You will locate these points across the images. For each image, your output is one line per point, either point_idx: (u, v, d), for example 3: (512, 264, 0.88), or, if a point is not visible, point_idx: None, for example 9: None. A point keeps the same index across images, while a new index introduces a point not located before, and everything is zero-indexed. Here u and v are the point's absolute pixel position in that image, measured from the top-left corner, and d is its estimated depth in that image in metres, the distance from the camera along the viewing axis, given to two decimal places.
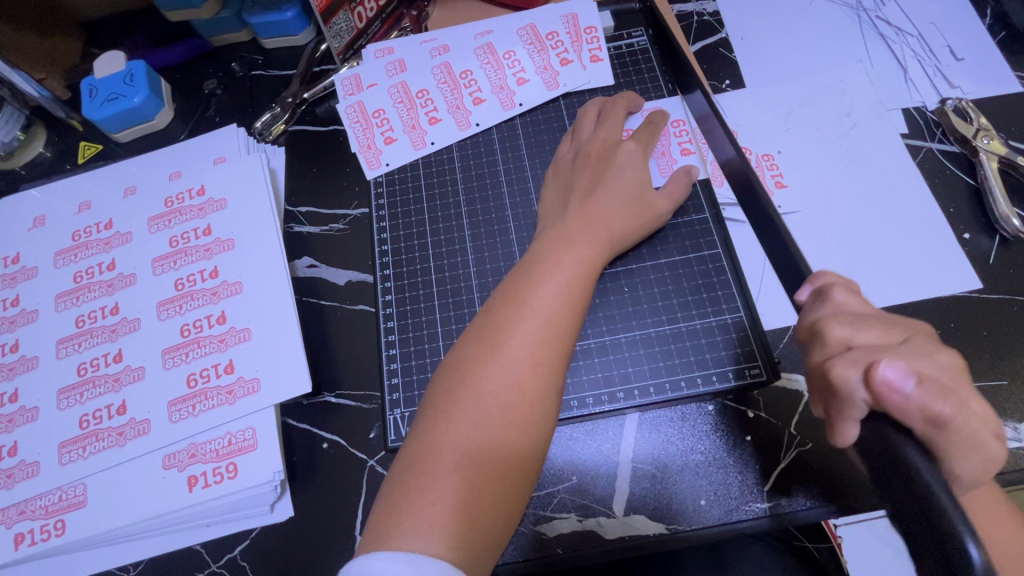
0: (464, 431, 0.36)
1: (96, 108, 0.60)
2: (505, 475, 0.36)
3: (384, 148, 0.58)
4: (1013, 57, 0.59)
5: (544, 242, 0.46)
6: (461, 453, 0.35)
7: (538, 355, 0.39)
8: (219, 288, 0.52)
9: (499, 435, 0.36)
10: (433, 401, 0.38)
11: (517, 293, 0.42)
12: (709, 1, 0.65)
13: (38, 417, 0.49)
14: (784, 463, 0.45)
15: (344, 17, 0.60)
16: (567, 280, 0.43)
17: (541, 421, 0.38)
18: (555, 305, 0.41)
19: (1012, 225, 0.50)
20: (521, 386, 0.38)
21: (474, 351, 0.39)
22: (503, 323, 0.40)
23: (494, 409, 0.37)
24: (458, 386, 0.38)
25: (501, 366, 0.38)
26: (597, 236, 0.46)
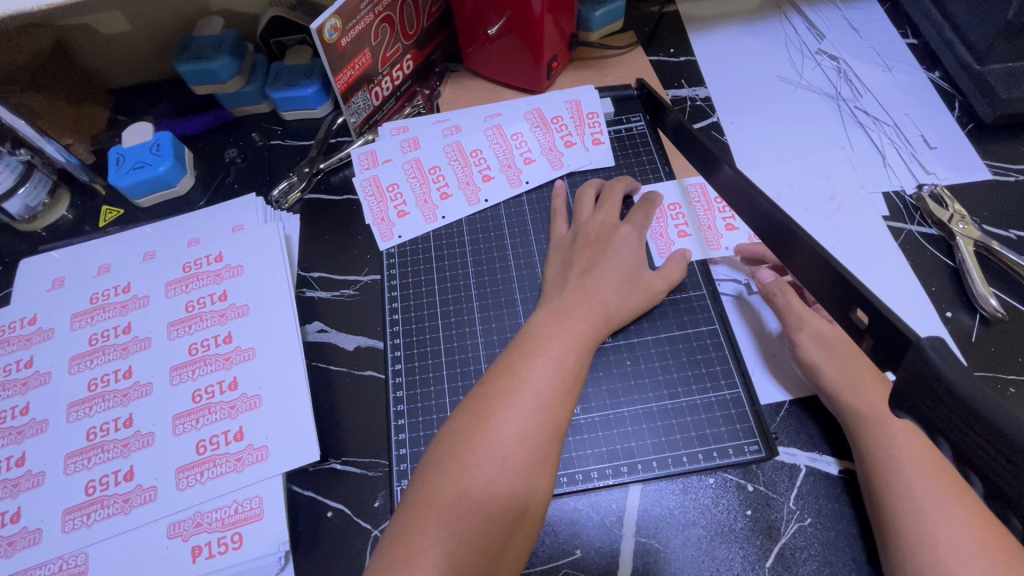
0: (450, 504, 0.37)
1: (123, 175, 0.63)
2: (489, 552, 0.36)
3: (396, 221, 0.62)
4: (981, 147, 0.64)
5: (538, 317, 0.49)
6: (446, 525, 0.36)
7: (528, 431, 0.40)
8: (232, 354, 0.54)
9: (485, 510, 0.37)
10: (424, 472, 0.39)
11: (510, 367, 0.44)
12: (701, 88, 0.71)
13: (43, 483, 0.49)
14: (785, 539, 0.45)
15: (363, 97, 0.65)
16: (558, 357, 0.45)
17: (529, 499, 0.39)
18: (547, 382, 0.43)
19: (990, 306, 0.53)
20: (508, 460, 0.39)
21: (466, 422, 0.41)
22: (497, 396, 0.42)
23: (479, 483, 0.38)
24: (448, 457, 0.39)
25: (491, 438, 0.40)
26: (592, 311, 0.49)
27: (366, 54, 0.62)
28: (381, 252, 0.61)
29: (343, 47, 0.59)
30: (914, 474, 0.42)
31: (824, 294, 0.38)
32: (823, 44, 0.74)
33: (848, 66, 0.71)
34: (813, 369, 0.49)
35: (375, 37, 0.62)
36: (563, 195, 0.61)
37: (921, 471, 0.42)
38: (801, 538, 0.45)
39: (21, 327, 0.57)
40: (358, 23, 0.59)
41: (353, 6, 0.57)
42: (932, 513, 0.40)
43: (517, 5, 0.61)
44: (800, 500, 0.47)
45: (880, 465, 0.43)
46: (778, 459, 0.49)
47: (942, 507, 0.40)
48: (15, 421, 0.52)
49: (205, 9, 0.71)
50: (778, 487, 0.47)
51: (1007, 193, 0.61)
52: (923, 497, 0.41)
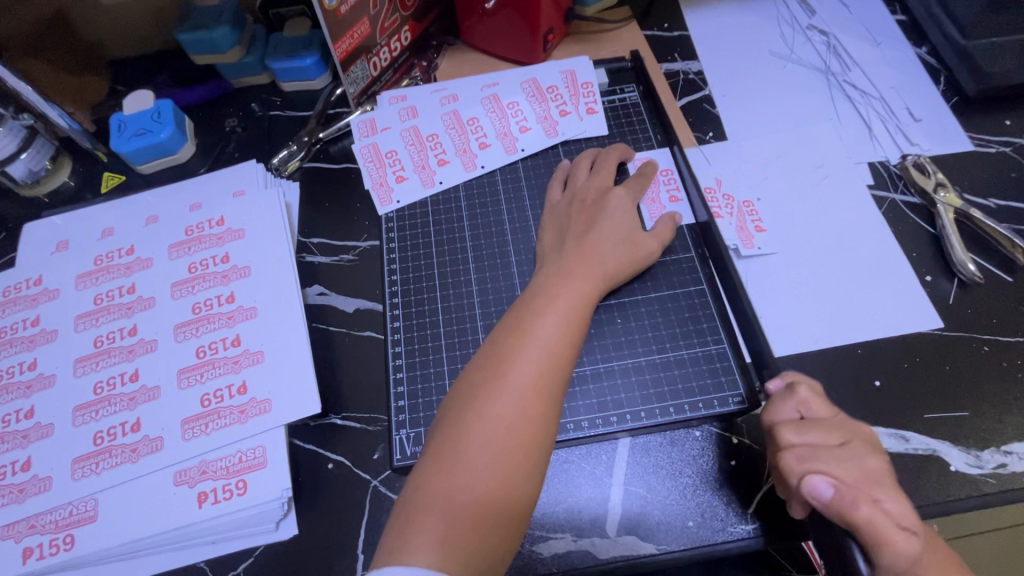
0: (472, 451, 0.39)
1: (125, 141, 0.64)
2: (510, 493, 0.39)
3: (395, 186, 0.63)
4: (965, 120, 0.66)
5: (541, 278, 0.50)
6: (468, 474, 0.39)
7: (541, 381, 0.42)
8: (235, 313, 0.55)
9: (505, 458, 0.39)
10: (443, 424, 0.41)
11: (520, 323, 0.45)
12: (694, 61, 0.72)
13: (52, 434, 0.50)
14: (766, 486, 0.48)
15: (361, 66, 0.66)
16: (565, 312, 0.46)
17: (544, 443, 0.41)
18: (553, 334, 0.45)
19: (968, 270, 0.55)
20: (523, 409, 0.41)
21: (482, 377, 0.42)
22: (509, 351, 0.43)
23: (499, 433, 0.40)
24: (466, 407, 0.41)
25: (507, 393, 0.41)
26: (592, 271, 0.50)
27: (365, 23, 0.63)
28: (381, 216, 0.62)
29: (342, 14, 0.60)
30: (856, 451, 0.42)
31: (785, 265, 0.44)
32: (814, 19, 0.75)
33: (838, 41, 0.73)
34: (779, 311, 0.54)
35: (374, 6, 0.63)
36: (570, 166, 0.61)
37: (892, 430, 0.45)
38: None
39: (27, 287, 0.58)
40: None
41: None
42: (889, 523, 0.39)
43: None
44: None
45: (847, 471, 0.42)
46: (759, 411, 0.51)
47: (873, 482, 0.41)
48: (23, 376, 0.53)
49: None
50: (761, 439, 0.50)
51: (988, 164, 0.62)
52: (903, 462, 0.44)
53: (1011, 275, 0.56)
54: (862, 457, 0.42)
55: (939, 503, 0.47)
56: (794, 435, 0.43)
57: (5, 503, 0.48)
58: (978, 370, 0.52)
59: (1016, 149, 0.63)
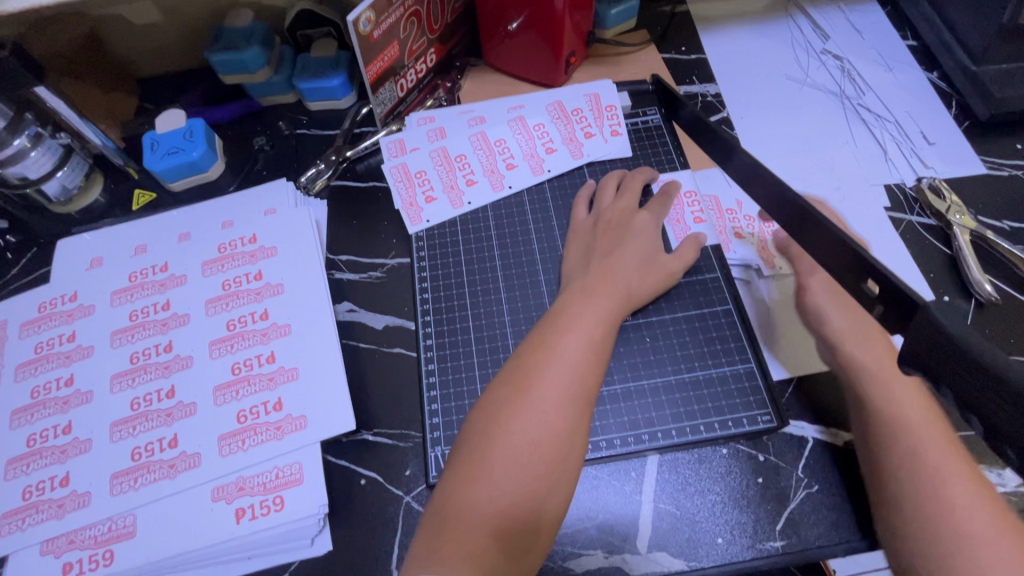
0: (497, 464, 0.40)
1: (158, 160, 0.66)
2: (534, 507, 0.40)
3: (424, 205, 0.64)
4: (977, 144, 0.68)
5: (567, 296, 0.51)
6: (494, 486, 0.40)
7: (567, 398, 0.43)
8: (269, 329, 0.56)
9: (530, 472, 0.40)
10: (470, 436, 0.43)
11: (545, 340, 0.46)
12: (712, 84, 0.74)
13: (90, 449, 0.51)
14: (794, 504, 0.49)
15: (389, 88, 0.67)
16: (589, 330, 0.47)
17: (569, 457, 0.42)
18: (579, 352, 0.45)
19: (985, 291, 0.57)
20: (548, 424, 0.42)
21: (507, 392, 0.43)
22: (534, 367, 0.44)
23: (524, 447, 0.41)
24: (493, 423, 0.42)
25: (532, 408, 0.42)
26: (616, 289, 0.51)
27: (395, 47, 0.65)
28: (412, 235, 0.64)
29: (374, 39, 0.61)
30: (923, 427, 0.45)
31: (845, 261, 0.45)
32: (828, 44, 0.77)
33: (852, 65, 0.75)
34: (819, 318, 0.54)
35: (404, 30, 0.65)
36: (593, 188, 0.63)
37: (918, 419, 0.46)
38: (808, 502, 0.49)
39: (62, 304, 0.59)
40: (389, 16, 0.61)
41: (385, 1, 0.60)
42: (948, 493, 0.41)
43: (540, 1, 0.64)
44: (808, 468, 0.50)
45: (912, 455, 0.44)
46: (787, 430, 0.52)
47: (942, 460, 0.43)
48: (60, 392, 0.54)
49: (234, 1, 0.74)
50: (788, 457, 0.51)
51: (1000, 187, 0.64)
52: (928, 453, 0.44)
53: None
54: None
55: None
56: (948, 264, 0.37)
57: (44, 518, 0.48)
58: None
59: None
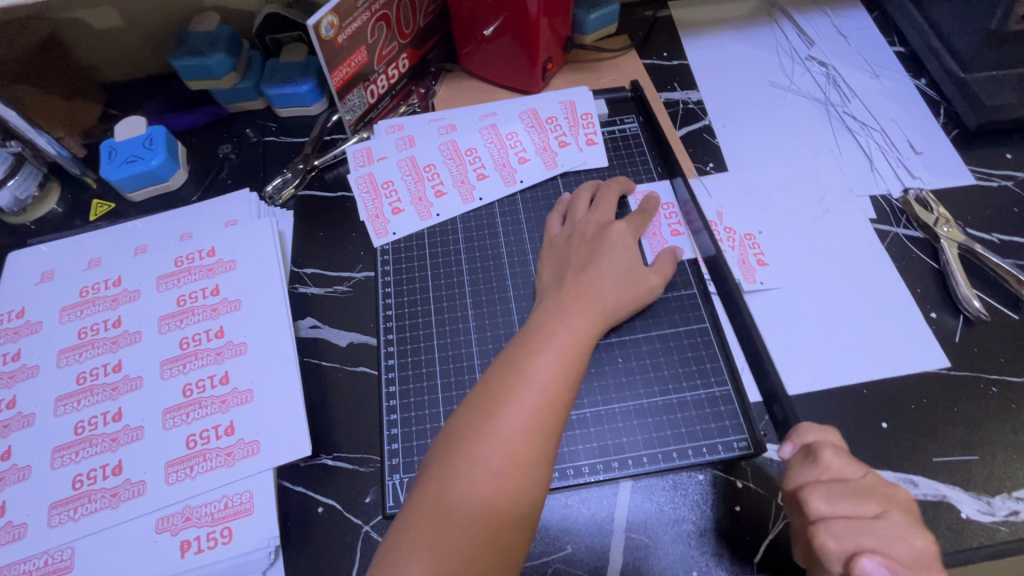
0: (458, 497, 0.38)
1: (115, 169, 0.63)
2: (496, 544, 0.37)
3: (391, 218, 0.62)
4: (966, 153, 0.66)
5: (539, 315, 0.48)
6: (453, 521, 0.37)
7: (534, 425, 0.40)
8: (224, 348, 0.54)
9: (493, 505, 0.38)
10: (431, 465, 0.40)
11: (514, 362, 0.43)
12: (693, 91, 0.72)
13: (29, 477, 0.48)
14: (773, 534, 0.46)
15: (358, 94, 0.65)
16: (560, 351, 0.45)
17: (535, 488, 0.39)
18: (549, 376, 0.43)
19: (974, 307, 0.54)
20: (514, 454, 0.39)
21: (472, 418, 0.41)
22: (501, 392, 0.41)
23: (486, 478, 0.38)
24: (455, 452, 0.39)
25: (496, 436, 0.39)
26: (590, 307, 0.49)
27: (362, 52, 0.62)
28: (378, 248, 0.61)
29: (339, 44, 0.59)
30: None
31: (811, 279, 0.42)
32: (813, 50, 0.75)
33: (837, 72, 0.73)
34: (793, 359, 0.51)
35: (371, 35, 0.62)
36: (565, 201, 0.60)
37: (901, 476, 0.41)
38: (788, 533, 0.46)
39: (9, 320, 0.56)
40: (354, 21, 0.59)
41: (350, 5, 0.57)
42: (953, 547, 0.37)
43: (513, 5, 0.62)
44: None
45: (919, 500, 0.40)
46: (765, 455, 0.49)
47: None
48: (1, 415, 0.51)
49: (200, 5, 0.72)
50: (767, 484, 0.48)
51: (990, 198, 0.62)
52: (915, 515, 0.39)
53: (1017, 313, 0.55)
54: (906, 535, 0.38)
55: (950, 552, 0.45)
56: (822, 503, 0.40)
57: None
58: (986, 412, 0.51)
59: (1018, 183, 0.63)
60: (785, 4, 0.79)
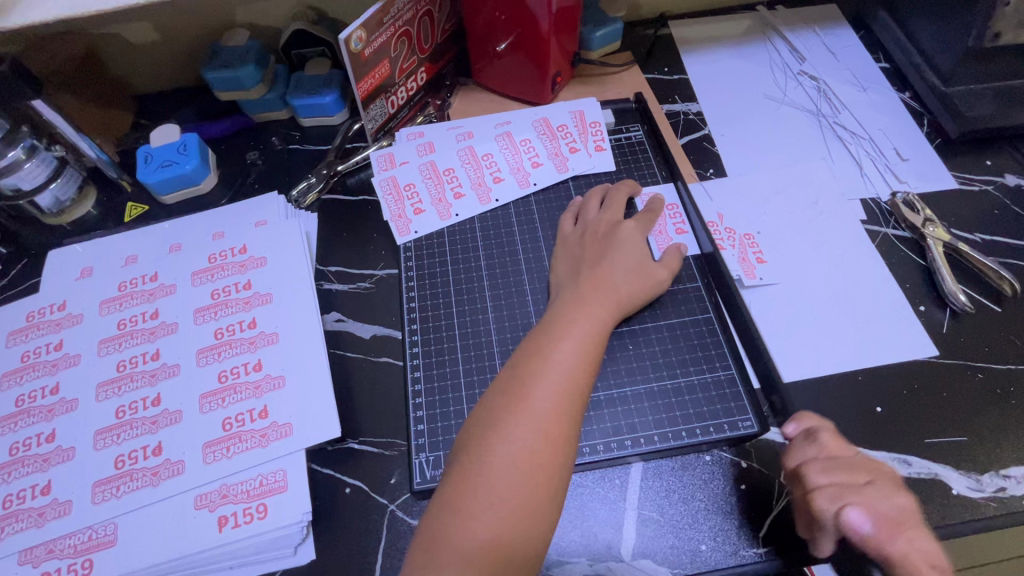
0: (496, 472, 0.40)
1: (151, 173, 0.67)
2: (531, 514, 0.40)
3: (412, 217, 0.66)
4: (949, 160, 0.70)
5: (560, 305, 0.52)
6: (493, 494, 0.39)
7: (561, 404, 0.43)
8: (257, 338, 0.57)
9: (529, 479, 0.40)
10: (467, 444, 0.42)
11: (539, 349, 0.46)
12: (693, 103, 0.77)
13: (73, 457, 0.51)
14: (776, 510, 0.49)
15: (381, 104, 0.69)
16: (582, 337, 0.48)
17: (565, 463, 0.42)
18: (573, 361, 0.46)
19: (960, 301, 0.58)
20: (545, 432, 0.42)
21: (503, 399, 0.43)
22: (528, 375, 0.44)
23: (521, 455, 0.41)
24: (488, 432, 0.42)
25: (527, 415, 0.42)
26: (607, 298, 0.52)
27: (386, 65, 0.67)
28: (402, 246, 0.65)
29: (366, 57, 0.63)
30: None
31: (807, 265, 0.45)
32: (805, 65, 0.80)
33: (827, 85, 0.78)
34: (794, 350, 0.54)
35: (395, 49, 0.67)
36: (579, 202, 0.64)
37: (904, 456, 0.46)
38: (791, 508, 0.49)
39: (51, 313, 0.59)
40: (380, 36, 0.64)
41: (376, 21, 0.62)
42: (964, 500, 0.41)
43: (526, 22, 0.66)
44: None
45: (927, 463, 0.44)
46: (766, 436, 0.53)
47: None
48: (45, 400, 0.54)
49: (230, 21, 0.76)
50: (770, 463, 0.51)
51: (972, 201, 0.66)
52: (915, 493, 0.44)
53: (999, 305, 0.59)
54: (889, 497, 0.44)
55: (942, 526, 0.48)
56: (821, 475, 0.45)
57: (24, 527, 0.48)
58: (973, 397, 0.54)
59: (998, 187, 0.67)
60: (778, 23, 0.84)
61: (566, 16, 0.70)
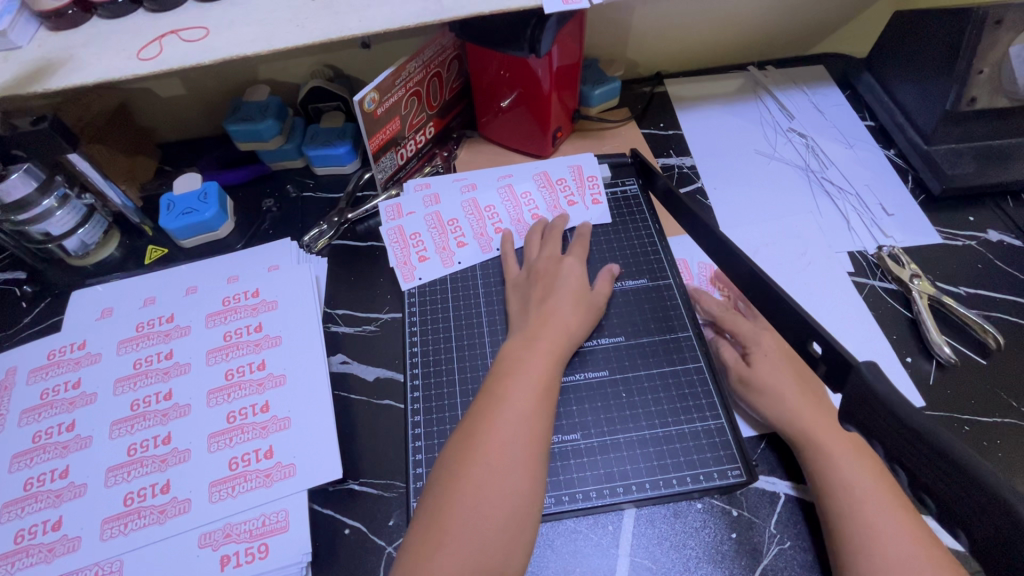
0: (469, 490, 0.43)
1: (173, 219, 0.71)
2: (501, 557, 0.41)
3: (418, 264, 0.69)
4: (933, 215, 0.73)
5: (513, 343, 0.55)
6: (470, 510, 0.42)
7: (520, 445, 0.46)
8: (265, 379, 0.59)
9: (502, 498, 0.43)
10: (443, 466, 0.46)
11: (496, 391, 0.49)
12: (687, 157, 0.81)
13: (84, 493, 0.53)
14: (767, 559, 0.50)
15: (390, 157, 0.74)
16: (538, 377, 0.51)
17: (536, 485, 0.45)
18: (528, 399, 0.49)
19: (945, 353, 0.60)
20: (515, 454, 0.45)
21: (473, 426, 0.47)
22: (490, 417, 0.47)
23: (493, 476, 0.44)
24: (454, 477, 0.44)
25: (496, 439, 0.46)
26: (558, 333, 0.56)
27: (396, 121, 0.71)
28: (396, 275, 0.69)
29: (378, 115, 0.68)
30: (839, 455, 0.50)
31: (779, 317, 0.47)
32: (793, 123, 0.84)
33: (816, 143, 0.82)
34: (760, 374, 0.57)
35: (405, 108, 0.71)
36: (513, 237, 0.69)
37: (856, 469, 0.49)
38: (781, 558, 0.50)
39: (71, 351, 0.62)
40: (392, 96, 0.68)
41: (389, 83, 0.67)
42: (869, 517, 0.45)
43: (528, 82, 0.71)
44: (780, 525, 0.52)
45: (830, 482, 0.49)
46: (757, 485, 0.54)
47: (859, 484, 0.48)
48: (61, 437, 0.56)
49: (253, 78, 0.82)
50: (760, 512, 0.52)
51: (956, 256, 0.69)
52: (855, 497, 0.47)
53: (984, 358, 0.60)
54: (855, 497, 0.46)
55: None
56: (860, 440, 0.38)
57: (34, 563, 0.49)
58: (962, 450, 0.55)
59: (982, 242, 0.70)
60: (768, 83, 0.89)
61: (565, 77, 0.74)
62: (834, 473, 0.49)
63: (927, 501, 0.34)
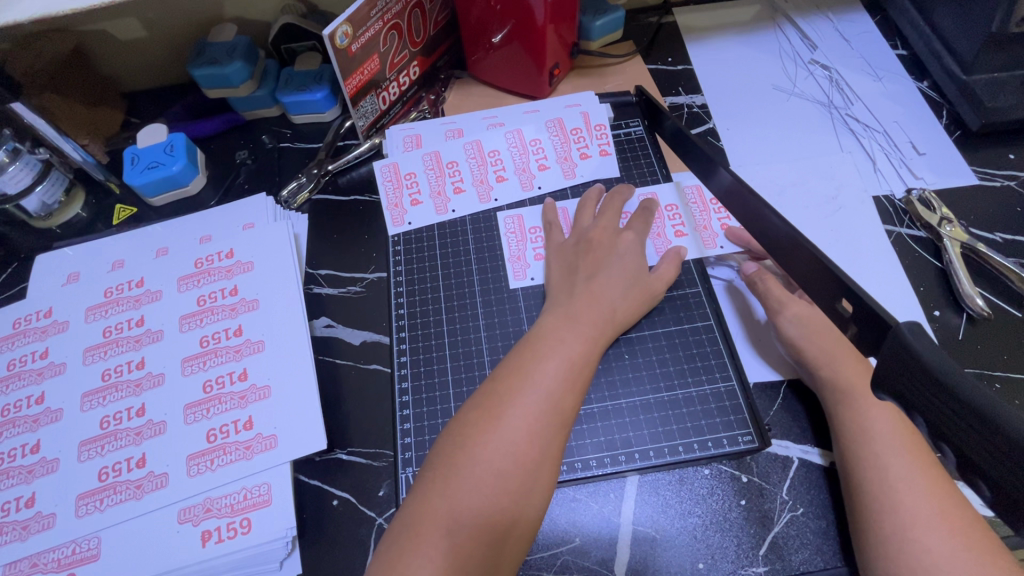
0: (471, 462, 0.40)
1: (137, 174, 0.65)
2: (495, 539, 0.39)
3: (409, 208, 0.65)
4: (969, 154, 0.66)
5: (548, 318, 0.51)
6: (468, 483, 0.40)
7: (537, 424, 0.42)
8: (242, 346, 0.55)
9: (504, 474, 0.40)
10: (452, 432, 0.43)
11: (525, 365, 0.46)
12: (698, 95, 0.73)
13: (57, 469, 0.50)
14: (778, 527, 0.47)
15: (371, 101, 0.67)
16: (568, 354, 0.47)
17: (544, 469, 0.41)
18: (556, 378, 0.45)
19: (977, 305, 0.55)
20: (529, 430, 0.42)
21: (486, 398, 0.44)
22: (507, 393, 0.44)
23: (499, 452, 0.41)
24: (458, 448, 0.41)
25: (513, 412, 0.42)
26: (599, 314, 0.51)
27: (375, 60, 0.64)
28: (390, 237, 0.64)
29: (353, 52, 0.61)
30: (891, 452, 0.44)
31: (795, 271, 0.42)
32: (816, 54, 0.76)
33: (840, 76, 0.74)
34: (794, 345, 0.51)
35: (383, 44, 0.64)
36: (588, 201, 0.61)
37: (909, 472, 0.43)
38: (794, 525, 0.47)
39: (37, 320, 0.59)
40: (368, 30, 0.61)
41: (364, 14, 0.60)
42: (915, 514, 0.41)
43: (520, 12, 0.63)
44: (793, 491, 0.48)
45: (878, 480, 0.43)
46: (769, 450, 0.50)
47: (909, 479, 0.42)
48: (30, 410, 0.53)
49: (218, 17, 0.74)
50: (772, 478, 0.49)
51: (993, 200, 0.63)
52: (906, 502, 0.41)
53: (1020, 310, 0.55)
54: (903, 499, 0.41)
55: None
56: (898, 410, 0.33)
57: (8, 541, 0.47)
58: None
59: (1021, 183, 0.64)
60: (788, 10, 0.80)
61: (564, 6, 0.66)
62: (882, 468, 0.43)
63: (966, 473, 0.30)
